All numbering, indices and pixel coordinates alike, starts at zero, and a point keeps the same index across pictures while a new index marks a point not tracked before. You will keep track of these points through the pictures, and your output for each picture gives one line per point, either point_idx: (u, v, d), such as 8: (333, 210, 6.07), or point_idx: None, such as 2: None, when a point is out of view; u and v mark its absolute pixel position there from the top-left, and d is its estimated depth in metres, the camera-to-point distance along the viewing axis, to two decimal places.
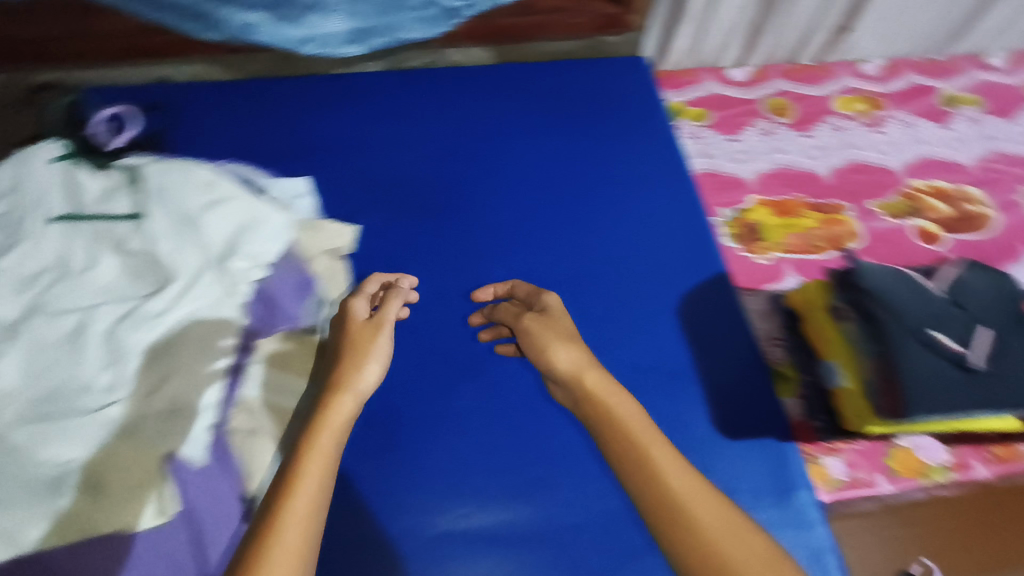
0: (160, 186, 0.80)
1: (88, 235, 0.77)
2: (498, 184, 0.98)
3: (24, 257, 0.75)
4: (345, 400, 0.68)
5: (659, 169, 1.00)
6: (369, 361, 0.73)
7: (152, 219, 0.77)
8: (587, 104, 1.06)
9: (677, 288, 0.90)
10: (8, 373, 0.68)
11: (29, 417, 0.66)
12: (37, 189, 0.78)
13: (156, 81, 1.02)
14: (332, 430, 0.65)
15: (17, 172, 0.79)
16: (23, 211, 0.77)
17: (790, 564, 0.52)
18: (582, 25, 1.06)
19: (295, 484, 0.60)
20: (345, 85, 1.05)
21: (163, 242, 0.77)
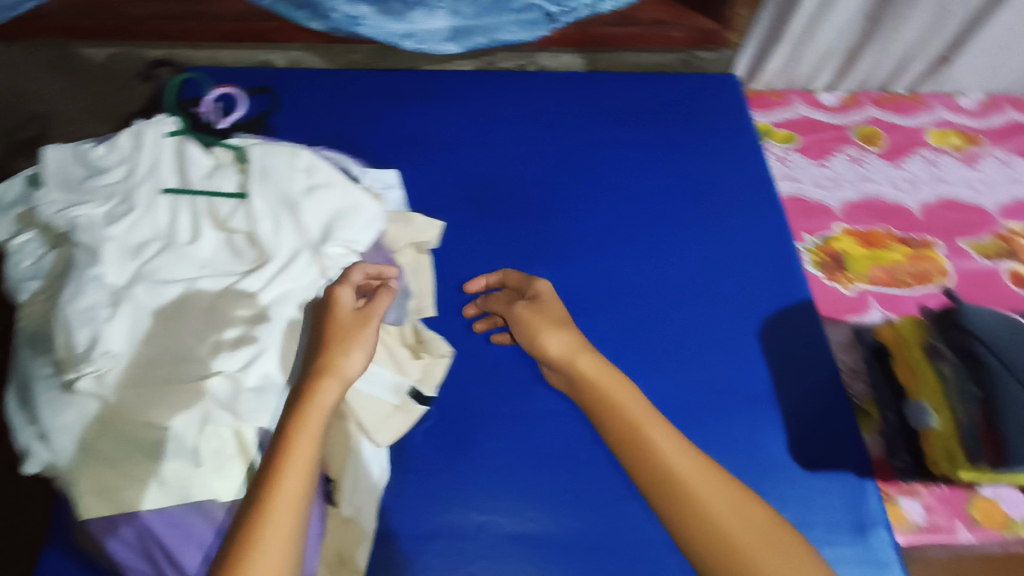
0: (265, 167, 0.81)
1: (196, 210, 0.78)
2: (580, 191, 0.98)
3: (134, 225, 0.76)
4: (328, 387, 0.65)
5: (744, 190, 0.99)
6: (355, 349, 0.69)
7: (257, 199, 0.79)
8: (677, 119, 1.05)
9: (760, 312, 0.88)
10: (117, 335, 0.67)
11: (131, 382, 0.66)
12: (148, 159, 0.79)
13: (259, 64, 1.04)
14: (317, 417, 0.63)
15: (134, 141, 0.80)
16: (135, 180, 0.78)
17: (785, 537, 0.55)
18: (679, 39, 1.06)
19: (283, 467, 0.59)
20: (437, 81, 1.06)
21: (264, 222, 0.78)
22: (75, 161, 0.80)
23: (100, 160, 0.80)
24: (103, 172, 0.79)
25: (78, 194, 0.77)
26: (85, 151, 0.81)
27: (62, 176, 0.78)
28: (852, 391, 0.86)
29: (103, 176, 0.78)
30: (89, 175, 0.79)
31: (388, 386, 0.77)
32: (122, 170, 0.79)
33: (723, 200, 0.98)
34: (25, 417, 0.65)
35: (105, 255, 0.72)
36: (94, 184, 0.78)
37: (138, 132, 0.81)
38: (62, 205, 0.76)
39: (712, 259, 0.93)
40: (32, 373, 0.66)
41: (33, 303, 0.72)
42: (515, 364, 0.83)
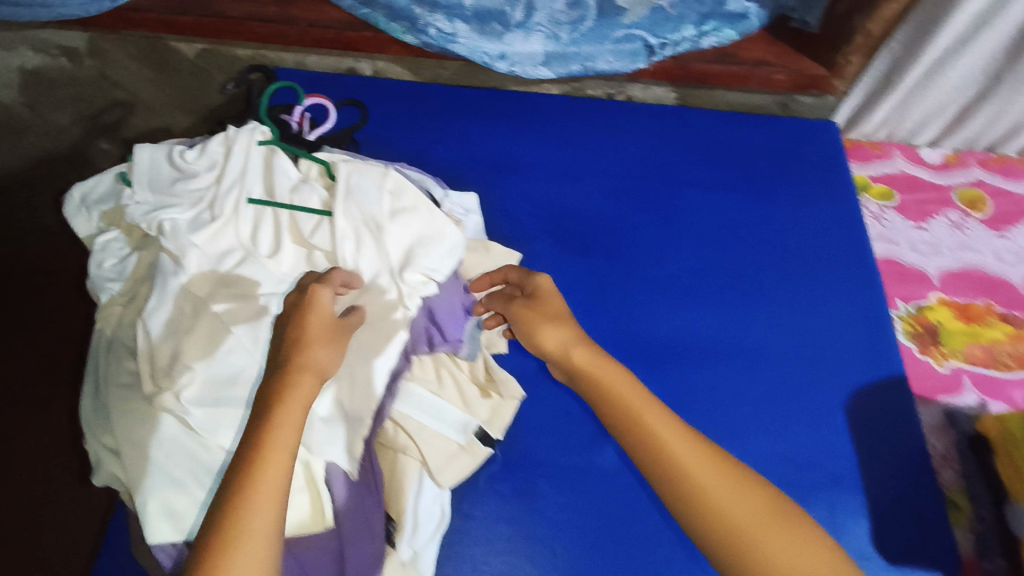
0: (350, 184, 0.79)
1: (279, 224, 0.77)
2: (661, 232, 0.94)
3: (217, 234, 0.74)
4: (306, 382, 0.62)
5: (835, 248, 0.94)
6: (329, 346, 0.66)
7: (342, 218, 0.76)
8: (772, 166, 1.01)
9: (850, 384, 0.83)
10: (192, 351, 0.65)
11: (206, 402, 0.64)
12: (239, 168, 0.78)
13: (346, 71, 1.03)
14: (296, 409, 0.60)
15: (227, 148, 0.79)
16: (223, 188, 0.77)
17: (787, 514, 0.56)
18: (781, 82, 1.01)
19: (265, 443, 0.57)
20: (523, 103, 1.03)
21: (347, 243, 0.76)
22: (165, 163, 0.79)
23: (189, 164, 0.78)
24: (192, 176, 0.78)
25: (166, 197, 0.76)
26: (177, 153, 0.80)
27: (152, 177, 0.77)
28: (942, 478, 0.82)
29: (192, 181, 0.77)
30: (177, 178, 0.78)
31: (455, 424, 0.76)
32: (213, 176, 0.78)
33: (813, 257, 0.93)
34: (98, 425, 0.65)
35: (190, 265, 0.71)
36: (182, 188, 0.77)
37: (230, 138, 0.80)
38: (149, 208, 0.75)
39: (798, 322, 0.87)
40: (110, 378, 0.66)
41: (112, 306, 0.71)
42: (584, 416, 0.79)
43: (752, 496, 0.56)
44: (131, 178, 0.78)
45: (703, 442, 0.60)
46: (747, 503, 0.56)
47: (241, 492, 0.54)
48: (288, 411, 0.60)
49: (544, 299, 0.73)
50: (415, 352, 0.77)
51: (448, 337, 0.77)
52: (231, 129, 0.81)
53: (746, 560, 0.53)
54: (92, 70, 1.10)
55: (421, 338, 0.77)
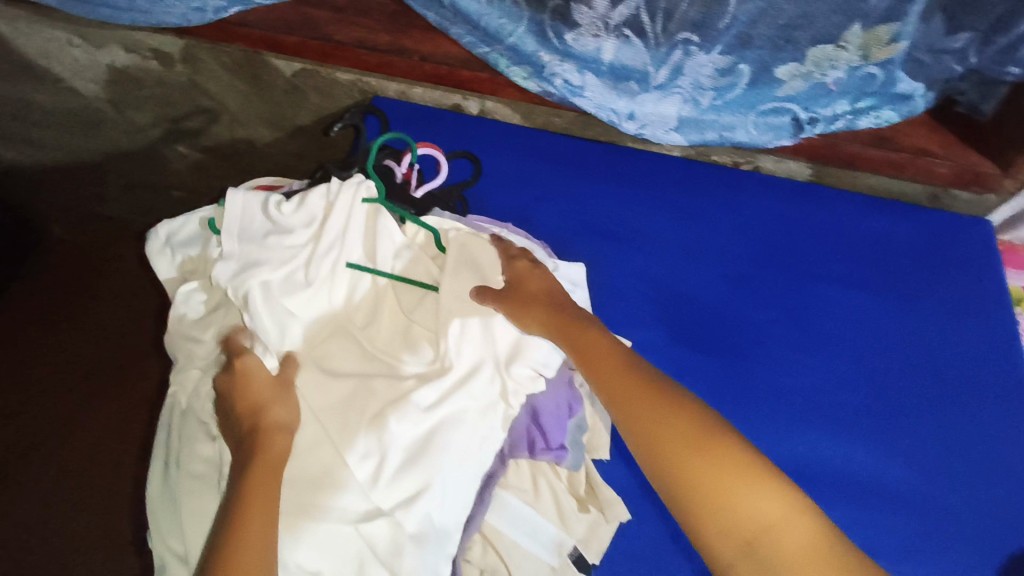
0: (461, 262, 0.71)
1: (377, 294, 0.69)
2: (787, 334, 0.84)
3: (311, 301, 0.67)
4: (279, 442, 0.58)
5: (990, 377, 0.82)
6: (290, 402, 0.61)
7: (445, 297, 0.68)
8: (916, 267, 0.89)
9: (1001, 547, 0.73)
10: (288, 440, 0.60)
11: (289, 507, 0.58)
12: (340, 226, 0.69)
13: (450, 107, 0.97)
14: (274, 460, 0.56)
15: (329, 201, 0.70)
16: (321, 248, 0.68)
17: (708, 437, 0.55)
18: (941, 175, 0.89)
19: (247, 481, 0.54)
20: (640, 163, 0.94)
21: (453, 325, 0.66)
22: (257, 214, 0.70)
23: (285, 218, 0.69)
24: (288, 232, 0.69)
25: (257, 254, 0.67)
26: (271, 202, 0.70)
27: (242, 230, 0.68)
28: None
29: (287, 237, 0.68)
30: (269, 233, 0.69)
31: (548, 544, 0.66)
32: (310, 234, 0.69)
33: (961, 382, 0.82)
34: (167, 518, 0.59)
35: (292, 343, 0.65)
36: (275, 244, 0.67)
37: (333, 191, 0.71)
38: (237, 267, 0.66)
39: (934, 458, 0.78)
40: (182, 465, 0.60)
41: (189, 370, 0.65)
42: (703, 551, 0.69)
43: (669, 417, 0.57)
44: (221, 227, 0.70)
45: (640, 372, 0.62)
46: (663, 423, 0.57)
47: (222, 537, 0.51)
48: (259, 473, 0.55)
49: (523, 284, 0.70)
50: (512, 456, 0.67)
51: (550, 445, 0.67)
52: (334, 180, 0.72)
53: (659, 473, 0.56)
54: (181, 75, 1.03)
55: (520, 443, 0.67)
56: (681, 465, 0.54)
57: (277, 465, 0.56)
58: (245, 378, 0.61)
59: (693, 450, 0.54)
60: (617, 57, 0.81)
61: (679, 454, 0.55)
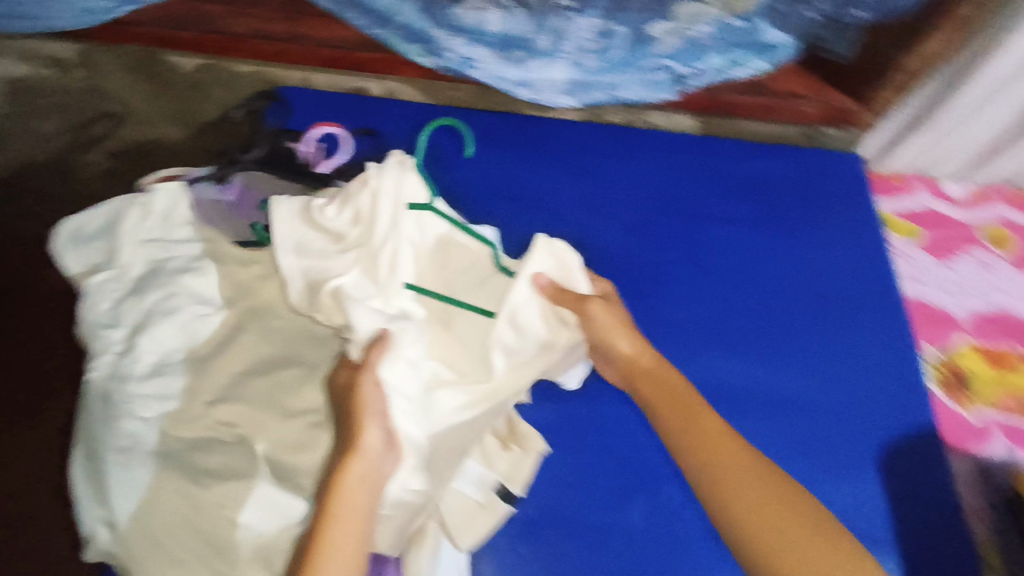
0: (539, 270, 0.69)
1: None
2: (686, 273, 0.92)
3: (387, 302, 0.65)
4: (353, 469, 0.57)
5: (863, 290, 0.92)
6: (366, 422, 0.59)
7: (515, 301, 0.67)
8: (795, 199, 0.98)
9: (877, 435, 0.82)
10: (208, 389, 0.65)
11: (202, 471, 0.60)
12: (391, 214, 0.68)
13: (354, 91, 1.00)
14: (357, 491, 0.56)
15: (375, 192, 0.69)
16: (377, 242, 0.67)
17: (819, 525, 0.55)
18: (810, 114, 0.98)
19: (332, 516, 0.55)
20: (538, 129, 0.98)
21: (506, 338, 0.67)
22: (303, 220, 0.69)
23: (330, 221, 0.69)
24: (341, 235, 0.69)
25: (317, 266, 0.67)
26: (314, 206, 0.70)
27: (297, 244, 0.69)
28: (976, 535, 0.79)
29: (338, 243, 0.68)
30: (324, 242, 0.69)
31: (472, 479, 0.72)
32: (360, 231, 0.68)
33: (839, 298, 0.91)
34: (91, 494, 0.60)
35: (242, 336, 0.68)
36: (333, 253, 0.68)
37: (374, 176, 0.69)
38: (302, 284, 0.67)
39: (821, 369, 0.86)
40: (105, 443, 0.61)
41: (104, 355, 0.67)
42: (604, 475, 0.77)
43: (778, 498, 0.57)
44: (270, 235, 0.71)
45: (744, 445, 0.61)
46: (771, 506, 0.56)
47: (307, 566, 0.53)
48: (343, 514, 0.55)
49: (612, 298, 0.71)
50: None
51: None
52: (371, 166, 0.70)
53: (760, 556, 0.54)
54: (80, 81, 1.03)
55: None
56: (791, 553, 0.53)
57: (359, 512, 0.56)
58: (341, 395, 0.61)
59: (765, 526, 0.55)
60: (504, 27, 0.89)
61: (790, 540, 0.54)
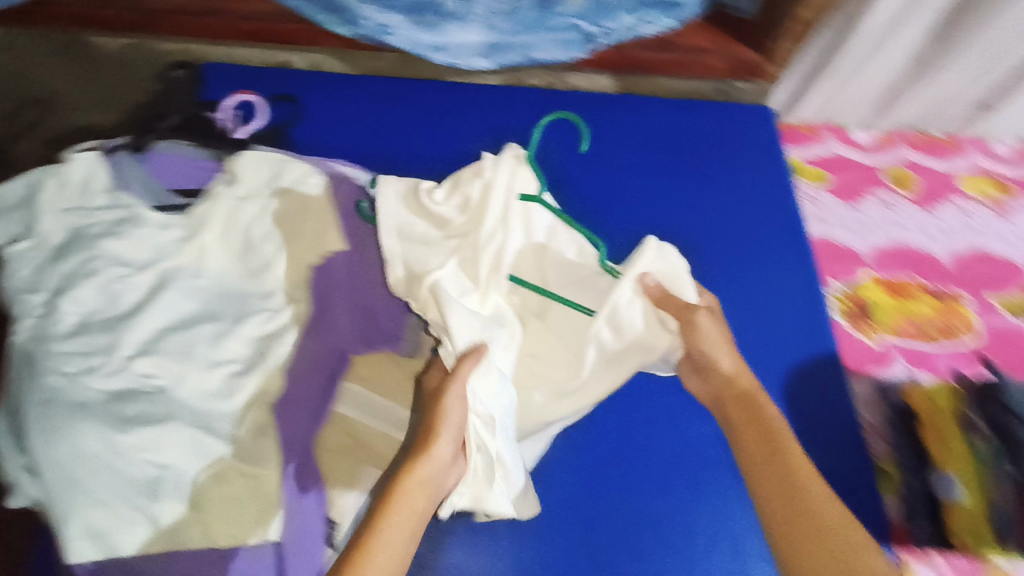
0: (647, 270, 0.70)
1: (237, 233, 0.76)
2: (608, 223, 0.94)
3: (484, 300, 0.70)
4: (419, 470, 0.61)
5: (772, 230, 0.97)
6: (444, 431, 0.63)
7: (620, 302, 0.69)
8: (709, 148, 1.02)
9: (785, 361, 0.87)
10: (132, 342, 0.68)
11: (120, 420, 0.62)
12: (498, 210, 0.71)
13: (278, 64, 1.01)
14: (416, 490, 0.60)
15: (486, 184, 0.71)
16: (483, 237, 0.71)
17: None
18: (717, 68, 1.03)
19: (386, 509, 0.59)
20: (458, 93, 1.00)
21: (601, 332, 0.70)
22: (407, 204, 0.75)
23: (437, 207, 0.73)
24: (445, 221, 0.73)
25: (416, 254, 0.72)
26: (421, 195, 0.75)
27: (399, 228, 0.74)
28: (874, 450, 0.84)
29: (439, 228, 0.73)
30: (429, 228, 0.73)
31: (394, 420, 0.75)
32: (465, 220, 0.72)
33: (749, 238, 0.96)
34: (17, 446, 0.62)
35: (163, 294, 0.71)
36: (433, 241, 0.73)
37: (488, 169, 0.72)
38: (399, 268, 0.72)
39: (736, 306, 0.90)
40: (26, 397, 0.62)
41: (27, 318, 0.68)
42: (664, 435, 0.82)
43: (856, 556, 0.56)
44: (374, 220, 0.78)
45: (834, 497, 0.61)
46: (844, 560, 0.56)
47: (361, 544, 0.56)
48: (393, 514, 0.58)
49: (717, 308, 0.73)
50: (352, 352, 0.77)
51: (385, 333, 0.77)
52: (487, 158, 0.73)
53: None
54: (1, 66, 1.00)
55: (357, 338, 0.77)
56: None
57: (408, 515, 0.59)
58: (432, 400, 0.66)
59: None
60: None
61: None
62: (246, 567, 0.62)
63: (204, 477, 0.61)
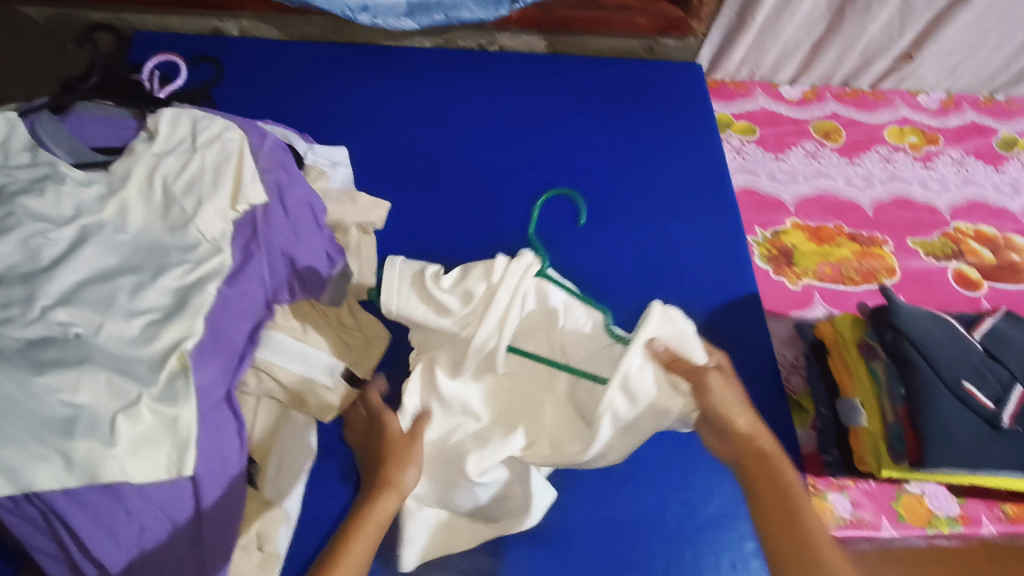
0: (653, 336, 0.68)
1: (157, 185, 0.75)
2: (538, 175, 0.96)
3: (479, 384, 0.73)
4: (384, 502, 0.67)
5: (700, 177, 0.98)
6: (407, 468, 0.70)
7: (626, 376, 0.67)
8: (636, 103, 1.04)
9: (708, 301, 0.88)
10: (53, 291, 0.66)
11: (32, 364, 0.61)
12: (504, 306, 0.72)
13: (211, 31, 1.03)
14: (372, 527, 0.65)
15: (488, 282, 0.73)
16: (478, 333, 0.71)
17: None
18: (642, 25, 1.05)
19: (349, 541, 0.63)
20: (391, 57, 1.04)
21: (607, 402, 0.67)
22: (414, 286, 0.75)
23: (439, 294, 0.74)
24: (450, 310, 0.73)
25: (426, 336, 0.76)
26: (427, 278, 0.75)
27: (401, 306, 0.75)
28: (790, 384, 0.88)
29: (444, 317, 0.73)
30: (435, 314, 0.74)
31: (322, 367, 0.78)
32: (466, 313, 0.73)
33: (677, 186, 0.97)
34: None
35: (83, 248, 0.70)
36: (436, 324, 0.74)
37: (497, 271, 0.73)
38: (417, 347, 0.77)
39: (665, 250, 0.92)
40: None
41: None
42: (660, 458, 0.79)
43: None
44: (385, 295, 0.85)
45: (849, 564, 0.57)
46: None
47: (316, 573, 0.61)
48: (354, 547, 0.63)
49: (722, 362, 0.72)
50: (276, 302, 0.78)
51: (309, 285, 0.80)
52: (497, 259, 0.74)
53: None
54: None
55: (281, 288, 0.78)
56: None
57: (367, 544, 0.64)
58: (396, 445, 0.71)
59: None
60: None
61: None
62: (161, 500, 0.63)
63: (120, 418, 0.60)
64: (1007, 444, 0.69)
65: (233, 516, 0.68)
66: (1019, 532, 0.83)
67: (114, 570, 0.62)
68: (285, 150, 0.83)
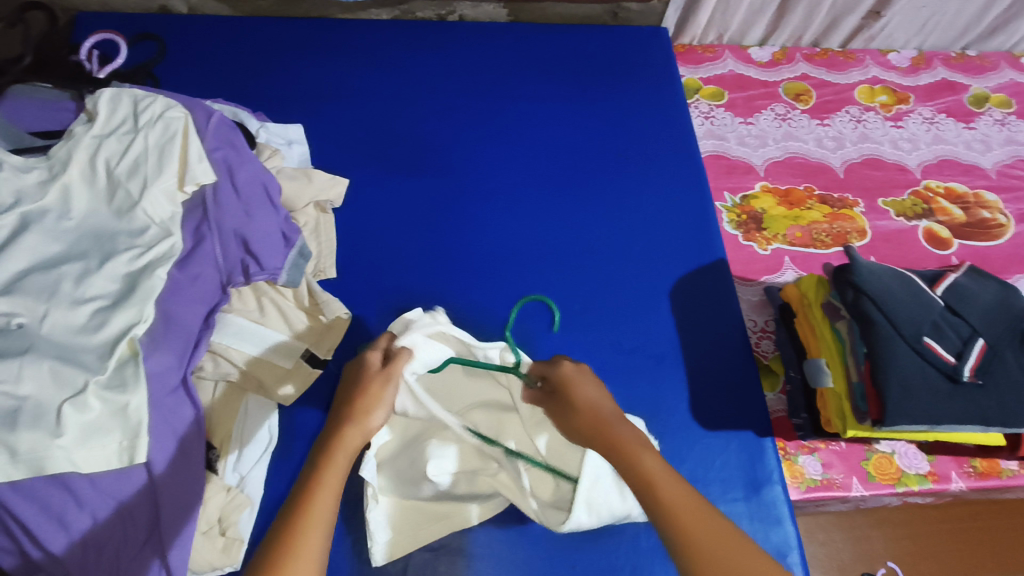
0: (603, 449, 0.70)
1: (100, 169, 0.68)
2: (500, 145, 0.94)
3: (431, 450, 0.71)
4: (352, 435, 0.59)
5: (666, 141, 0.96)
6: (376, 406, 0.61)
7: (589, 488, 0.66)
8: (599, 70, 1.02)
9: (676, 267, 0.87)
10: None
11: None
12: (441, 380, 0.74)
13: (158, 9, 1.01)
14: (343, 461, 0.57)
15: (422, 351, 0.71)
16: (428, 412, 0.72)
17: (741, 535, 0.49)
18: None
19: (318, 480, 0.55)
20: (348, 31, 1.02)
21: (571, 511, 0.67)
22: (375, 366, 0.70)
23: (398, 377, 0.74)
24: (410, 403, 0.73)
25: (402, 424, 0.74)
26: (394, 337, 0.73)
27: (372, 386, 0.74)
28: (760, 350, 0.89)
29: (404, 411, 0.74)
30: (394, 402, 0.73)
31: (284, 350, 0.77)
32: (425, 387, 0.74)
33: (643, 152, 0.95)
34: None
35: (23, 236, 0.63)
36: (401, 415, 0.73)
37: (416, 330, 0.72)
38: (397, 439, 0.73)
39: (630, 217, 0.90)
40: None
41: None
42: None
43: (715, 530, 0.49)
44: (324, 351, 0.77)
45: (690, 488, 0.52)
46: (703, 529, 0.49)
47: (287, 529, 0.51)
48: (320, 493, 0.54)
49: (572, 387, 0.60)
50: (232, 285, 0.75)
51: (265, 268, 0.75)
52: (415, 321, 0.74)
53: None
54: None
55: (236, 270, 0.74)
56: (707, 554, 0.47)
57: (333, 491, 0.54)
58: (362, 380, 0.63)
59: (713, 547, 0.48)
60: None
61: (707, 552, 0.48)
62: (114, 487, 0.61)
63: (65, 407, 0.56)
64: (965, 397, 0.69)
65: (188, 503, 0.66)
66: (987, 486, 0.83)
67: (58, 552, 0.60)
68: (234, 129, 0.77)
